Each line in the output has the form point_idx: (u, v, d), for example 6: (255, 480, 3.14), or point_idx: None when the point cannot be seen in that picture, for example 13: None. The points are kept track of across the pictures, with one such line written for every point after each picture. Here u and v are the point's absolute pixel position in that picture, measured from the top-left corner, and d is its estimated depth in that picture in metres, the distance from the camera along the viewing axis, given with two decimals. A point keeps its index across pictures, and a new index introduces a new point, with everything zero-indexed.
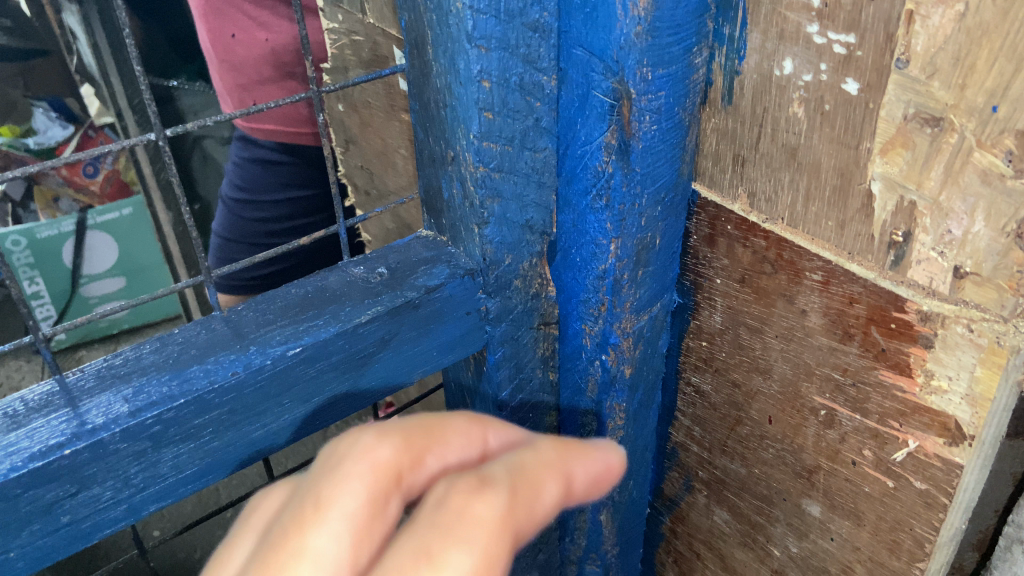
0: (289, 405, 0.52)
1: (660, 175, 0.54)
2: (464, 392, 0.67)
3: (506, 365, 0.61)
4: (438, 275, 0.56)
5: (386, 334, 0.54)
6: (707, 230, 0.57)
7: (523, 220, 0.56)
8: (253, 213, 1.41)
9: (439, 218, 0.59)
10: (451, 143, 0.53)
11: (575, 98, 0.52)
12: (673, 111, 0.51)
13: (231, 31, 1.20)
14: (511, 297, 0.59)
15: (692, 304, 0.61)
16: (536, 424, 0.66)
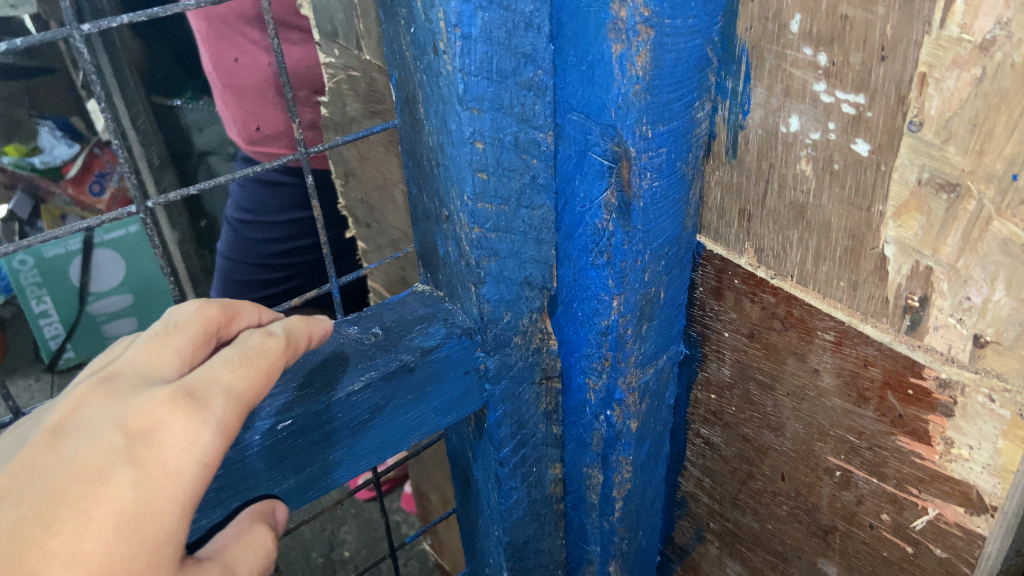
0: (281, 477, 0.51)
1: (664, 231, 0.51)
2: (465, 446, 0.65)
3: (507, 423, 0.59)
4: (434, 334, 0.54)
5: (379, 398, 0.53)
6: (713, 283, 0.54)
7: (523, 276, 0.54)
8: (259, 234, 1.40)
9: (436, 273, 0.57)
10: (446, 203, 0.51)
11: (572, 154, 0.50)
12: (675, 166, 0.49)
13: (233, 56, 1.19)
14: (510, 354, 0.57)
15: (700, 356, 0.59)
16: (539, 478, 0.64)
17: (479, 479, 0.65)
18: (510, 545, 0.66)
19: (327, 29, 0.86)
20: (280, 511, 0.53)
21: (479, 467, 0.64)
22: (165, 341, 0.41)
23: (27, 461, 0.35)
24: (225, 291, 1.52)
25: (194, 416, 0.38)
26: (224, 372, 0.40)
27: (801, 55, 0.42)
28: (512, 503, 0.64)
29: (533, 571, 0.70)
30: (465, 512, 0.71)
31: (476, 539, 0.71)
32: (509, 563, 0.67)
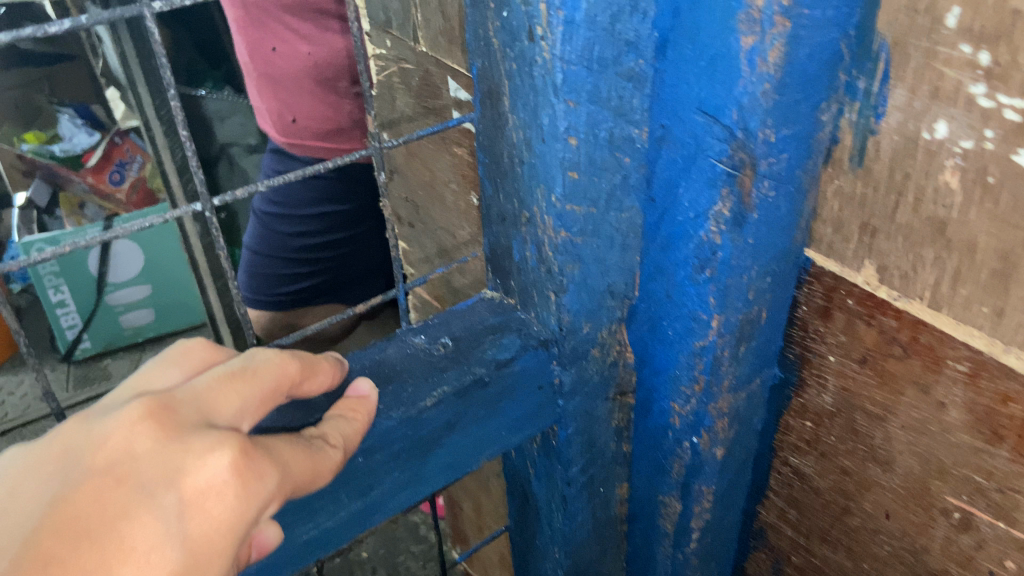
0: (347, 499, 0.47)
1: (774, 245, 0.46)
2: (526, 464, 0.61)
3: (579, 442, 0.55)
4: (512, 345, 0.51)
5: (452, 415, 0.49)
6: (821, 302, 0.50)
7: (607, 285, 0.49)
8: (288, 228, 1.35)
9: (507, 279, 0.53)
10: (528, 204, 0.47)
11: (677, 158, 0.45)
12: (794, 175, 0.44)
13: (271, 45, 1.14)
14: (587, 367, 0.52)
15: (796, 380, 0.54)
16: (606, 498, 0.60)
17: (539, 498, 0.61)
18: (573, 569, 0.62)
19: (379, 19, 0.81)
20: (343, 533, 0.49)
21: (541, 484, 0.60)
22: (236, 384, 0.38)
23: (73, 512, 0.32)
24: (249, 286, 1.47)
25: (245, 498, 0.35)
26: (285, 446, 0.37)
27: (956, 53, 0.37)
28: (576, 527, 0.59)
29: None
30: (520, 532, 0.67)
31: (531, 560, 0.67)
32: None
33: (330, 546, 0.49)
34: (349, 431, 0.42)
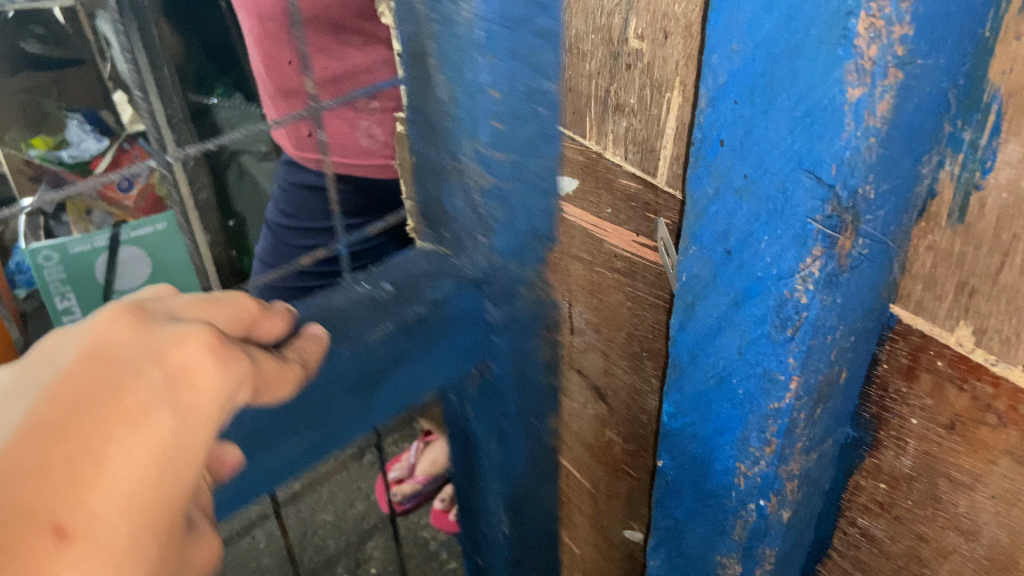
0: (306, 430, 0.52)
1: (861, 304, 0.43)
2: (466, 411, 0.68)
3: (512, 378, 0.62)
4: (445, 286, 0.58)
5: (393, 350, 0.55)
6: (906, 361, 0.46)
7: (528, 228, 0.55)
8: (302, 241, 1.31)
9: (439, 230, 0.60)
10: (456, 154, 0.55)
11: (762, 210, 0.41)
12: (889, 231, 0.40)
13: (289, 58, 1.08)
14: (516, 308, 0.59)
15: (870, 440, 0.51)
16: (540, 430, 0.68)
17: (477, 434, 0.68)
18: (510, 498, 0.71)
19: None
20: (304, 462, 0.53)
21: (480, 425, 0.67)
22: (206, 307, 0.44)
23: (32, 432, 0.33)
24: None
25: (200, 410, 0.38)
26: (256, 358, 0.43)
27: None
28: None
29: (529, 526, 0.75)
30: None
31: None
32: (507, 517, 0.72)
33: (288, 475, 0.53)
34: (310, 350, 0.49)
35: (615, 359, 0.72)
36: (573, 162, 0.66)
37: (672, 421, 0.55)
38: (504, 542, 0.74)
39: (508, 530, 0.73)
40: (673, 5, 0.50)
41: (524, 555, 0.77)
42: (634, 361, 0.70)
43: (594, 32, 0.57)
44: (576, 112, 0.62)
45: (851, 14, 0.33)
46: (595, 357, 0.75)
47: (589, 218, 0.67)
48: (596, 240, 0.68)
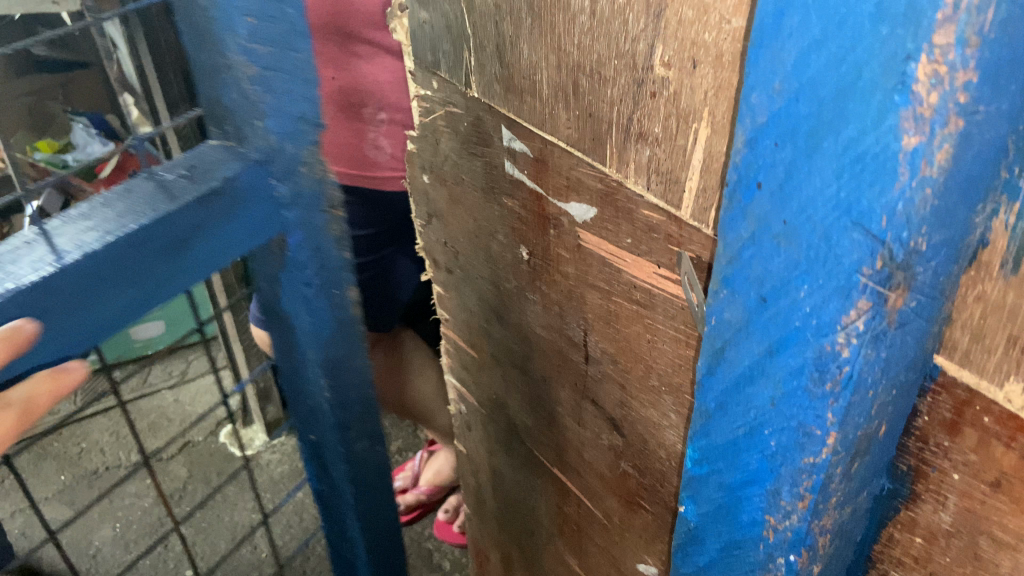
0: (125, 288, 0.55)
1: (906, 358, 0.40)
2: (272, 284, 0.71)
3: (306, 248, 0.67)
4: (232, 164, 0.60)
5: (195, 222, 0.58)
6: (949, 415, 0.44)
7: (297, 113, 0.59)
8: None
9: (224, 123, 0.61)
10: (224, 52, 0.56)
11: (802, 259, 0.38)
12: (938, 283, 0.38)
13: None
14: (301, 183, 0.63)
15: (907, 492, 0.48)
16: (343, 300, 0.71)
17: (296, 318, 0.72)
18: (327, 361, 0.75)
19: (426, 61, 0.77)
20: (126, 320, 0.57)
21: (287, 300, 0.71)
22: None
23: None
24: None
25: None
26: None
27: None
28: None
29: (350, 390, 0.78)
30: None
31: None
32: (326, 381, 0.76)
33: (114, 332, 0.57)
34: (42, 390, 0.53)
35: (631, 392, 0.69)
36: (591, 190, 0.63)
37: (696, 466, 0.53)
38: (325, 407, 0.78)
39: (328, 394, 0.77)
40: (703, 32, 0.47)
41: (350, 419, 0.80)
42: (651, 395, 0.67)
43: (617, 58, 0.54)
44: (596, 139, 0.60)
45: (910, 58, 0.30)
46: (611, 388, 0.72)
47: (607, 247, 0.64)
48: (615, 270, 0.65)
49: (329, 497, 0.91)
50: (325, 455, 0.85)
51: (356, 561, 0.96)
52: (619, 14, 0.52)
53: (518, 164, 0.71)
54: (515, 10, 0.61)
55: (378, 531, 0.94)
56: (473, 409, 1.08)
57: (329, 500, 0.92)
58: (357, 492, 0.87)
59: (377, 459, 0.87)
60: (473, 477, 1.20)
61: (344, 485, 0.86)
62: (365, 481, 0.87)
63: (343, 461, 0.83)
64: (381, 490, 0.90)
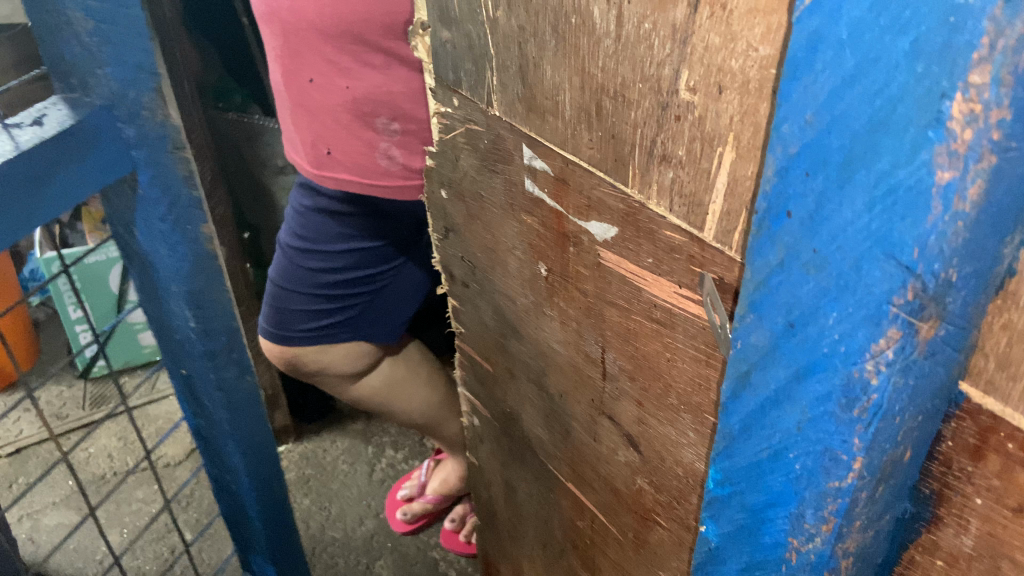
0: (8, 209, 0.67)
1: (932, 385, 0.41)
2: (128, 226, 0.85)
3: (157, 184, 0.80)
4: (84, 107, 0.73)
5: (56, 154, 0.71)
6: (972, 440, 0.44)
7: (134, 62, 0.71)
8: (313, 262, 1.25)
9: (68, 79, 0.73)
10: (61, 11, 0.68)
11: (831, 287, 0.39)
12: (966, 313, 0.38)
13: (308, 75, 0.96)
14: (144, 126, 0.76)
15: (929, 516, 0.48)
16: (196, 235, 0.84)
17: (151, 251, 0.86)
18: (189, 292, 0.89)
19: (448, 79, 0.78)
20: (10, 238, 0.68)
21: (145, 238, 0.85)
22: None
23: None
24: (272, 320, 1.36)
25: None
26: None
27: None
28: None
29: (213, 319, 0.92)
30: None
31: None
32: (188, 309, 0.90)
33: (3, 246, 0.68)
34: None
35: (649, 409, 0.70)
36: (612, 210, 0.64)
37: (718, 487, 0.53)
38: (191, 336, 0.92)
39: (193, 325, 0.91)
40: (729, 59, 0.46)
41: (215, 347, 0.95)
42: (669, 413, 0.66)
43: (642, 82, 0.55)
44: (619, 160, 0.60)
45: (945, 96, 0.31)
46: (628, 406, 0.73)
47: (627, 265, 0.65)
48: (635, 289, 0.65)
49: (208, 429, 1.07)
50: (197, 387, 1.01)
51: (241, 488, 1.12)
52: (645, 39, 0.53)
53: (538, 183, 0.71)
54: (540, 32, 0.62)
55: (259, 458, 1.09)
56: (485, 422, 1.09)
57: (207, 432, 1.08)
58: (233, 416, 1.02)
59: (246, 389, 1.01)
60: (484, 489, 1.21)
61: (219, 410, 1.01)
62: (238, 408, 1.02)
63: (216, 389, 0.98)
64: (254, 417, 1.05)
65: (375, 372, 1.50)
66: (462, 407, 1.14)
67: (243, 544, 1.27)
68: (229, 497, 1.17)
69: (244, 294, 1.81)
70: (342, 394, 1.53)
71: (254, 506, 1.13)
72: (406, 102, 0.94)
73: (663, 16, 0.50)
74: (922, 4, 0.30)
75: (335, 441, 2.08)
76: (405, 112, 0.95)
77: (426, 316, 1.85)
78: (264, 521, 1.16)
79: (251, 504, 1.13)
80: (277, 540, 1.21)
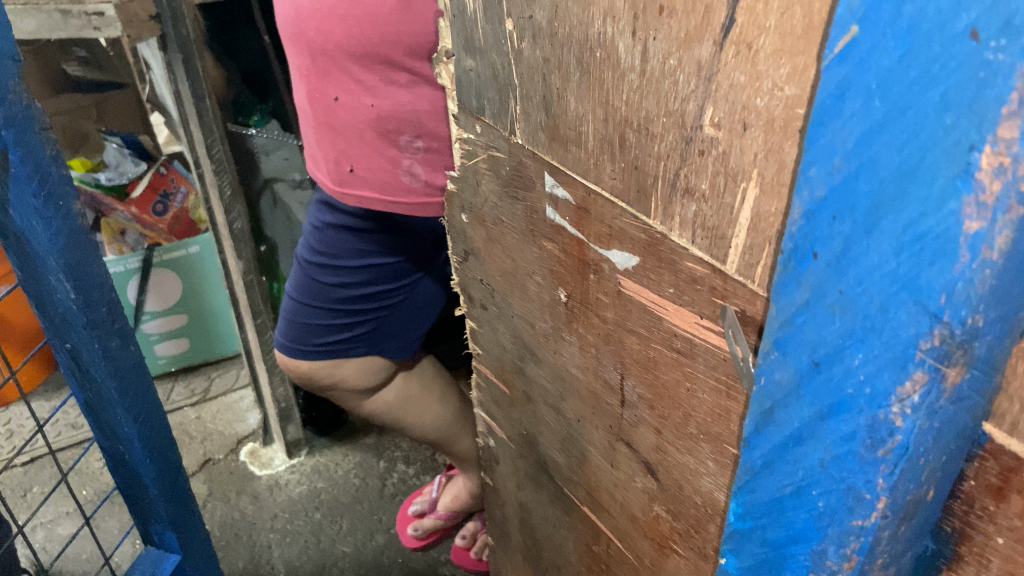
0: None
1: (957, 427, 0.41)
2: (1, 204, 0.89)
3: (27, 161, 0.86)
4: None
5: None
6: (996, 480, 0.43)
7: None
8: (330, 278, 1.26)
9: None
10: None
11: (857, 328, 0.39)
12: (994, 357, 0.38)
13: (333, 93, 0.97)
14: (9, 107, 0.83)
15: (952, 553, 0.48)
16: (69, 210, 0.92)
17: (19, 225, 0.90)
18: (66, 266, 0.93)
19: (471, 106, 0.80)
20: None
21: (19, 215, 0.89)
22: None
23: None
24: (289, 334, 1.37)
25: None
26: None
27: None
28: None
29: (93, 289, 0.98)
30: None
31: None
32: (70, 282, 0.94)
33: None
34: None
35: (668, 437, 0.70)
36: (634, 240, 0.64)
37: (740, 520, 0.54)
38: (74, 307, 0.96)
39: (74, 296, 0.95)
40: (755, 97, 0.47)
41: (97, 319, 0.99)
42: (689, 442, 0.67)
43: (666, 116, 0.55)
44: (642, 192, 0.61)
45: (974, 148, 0.32)
46: (647, 433, 0.73)
47: (648, 296, 0.65)
48: (656, 318, 0.65)
49: (96, 402, 1.09)
50: (84, 359, 1.03)
51: (136, 461, 1.13)
52: (670, 74, 0.53)
53: (559, 210, 0.72)
54: (564, 64, 0.63)
55: (151, 428, 1.13)
56: (502, 443, 1.09)
57: (98, 406, 1.09)
58: (119, 391, 1.06)
59: (132, 359, 1.07)
60: (499, 509, 1.21)
61: (107, 381, 1.04)
62: (125, 377, 1.06)
63: (102, 359, 1.02)
64: (142, 388, 1.10)
65: (389, 389, 1.50)
66: (478, 428, 1.14)
67: (142, 516, 1.24)
68: (127, 472, 1.18)
69: (259, 307, 1.83)
70: (356, 410, 1.53)
71: (150, 479, 1.15)
72: (430, 122, 0.94)
73: (689, 54, 0.51)
74: (952, 58, 0.31)
75: (346, 455, 2.09)
76: (430, 131, 0.95)
77: (438, 332, 1.86)
78: (162, 493, 1.17)
79: (146, 476, 1.15)
80: (178, 511, 1.23)
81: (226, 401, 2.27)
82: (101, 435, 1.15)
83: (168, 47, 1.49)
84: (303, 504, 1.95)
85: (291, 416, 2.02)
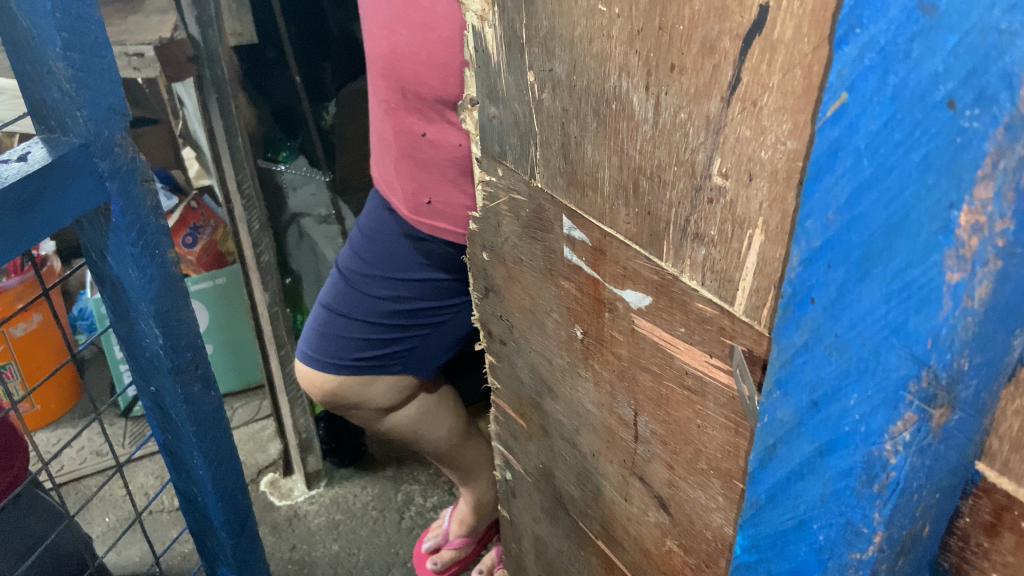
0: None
1: (949, 464, 0.43)
2: (100, 251, 0.94)
3: (127, 214, 0.90)
4: (63, 146, 0.82)
5: (36, 189, 0.78)
6: (989, 517, 0.45)
7: (108, 105, 0.84)
8: (386, 291, 1.29)
9: (46, 122, 0.84)
10: (45, 62, 0.79)
11: (852, 369, 0.42)
12: (979, 401, 0.40)
13: (420, 130, 1.02)
14: (117, 160, 0.87)
15: None
16: (163, 258, 0.96)
17: (117, 270, 0.94)
18: (157, 312, 0.97)
19: (494, 151, 0.83)
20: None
21: (116, 262, 0.93)
22: None
23: None
24: (328, 347, 1.39)
25: None
26: None
27: None
28: None
29: (181, 335, 1.02)
30: None
31: None
32: (159, 328, 0.98)
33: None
34: None
35: (680, 472, 0.72)
36: (647, 280, 0.67)
37: (746, 553, 0.56)
38: (161, 352, 1.00)
39: (162, 341, 0.99)
40: (759, 150, 0.50)
41: (182, 364, 1.03)
42: (700, 477, 0.69)
43: (677, 165, 0.58)
44: (654, 235, 0.64)
45: (953, 207, 0.35)
46: (659, 468, 0.75)
47: (661, 333, 0.68)
48: (668, 356, 0.68)
49: (174, 444, 1.12)
50: (166, 402, 1.07)
51: (207, 504, 1.16)
52: (681, 127, 0.56)
53: (578, 252, 0.75)
54: (582, 115, 0.67)
55: (225, 473, 1.15)
56: (519, 476, 1.11)
57: (175, 448, 1.12)
58: (196, 433, 1.08)
59: (211, 405, 1.10)
60: (515, 542, 1.23)
61: (186, 425, 1.07)
62: (204, 421, 1.09)
63: (183, 404, 1.05)
64: (218, 430, 1.12)
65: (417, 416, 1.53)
66: (496, 461, 1.16)
67: (210, 558, 1.28)
68: (199, 513, 1.20)
69: (283, 338, 1.85)
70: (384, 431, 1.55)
71: (221, 522, 1.17)
72: None
73: (698, 108, 0.54)
74: (932, 124, 0.34)
75: (365, 487, 2.10)
76: None
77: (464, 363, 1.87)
78: (231, 536, 1.20)
79: (216, 520, 1.17)
80: (243, 553, 1.25)
81: (249, 432, 2.31)
82: (180, 480, 1.18)
83: (204, 86, 1.55)
84: (321, 535, 1.96)
85: (312, 448, 2.04)
